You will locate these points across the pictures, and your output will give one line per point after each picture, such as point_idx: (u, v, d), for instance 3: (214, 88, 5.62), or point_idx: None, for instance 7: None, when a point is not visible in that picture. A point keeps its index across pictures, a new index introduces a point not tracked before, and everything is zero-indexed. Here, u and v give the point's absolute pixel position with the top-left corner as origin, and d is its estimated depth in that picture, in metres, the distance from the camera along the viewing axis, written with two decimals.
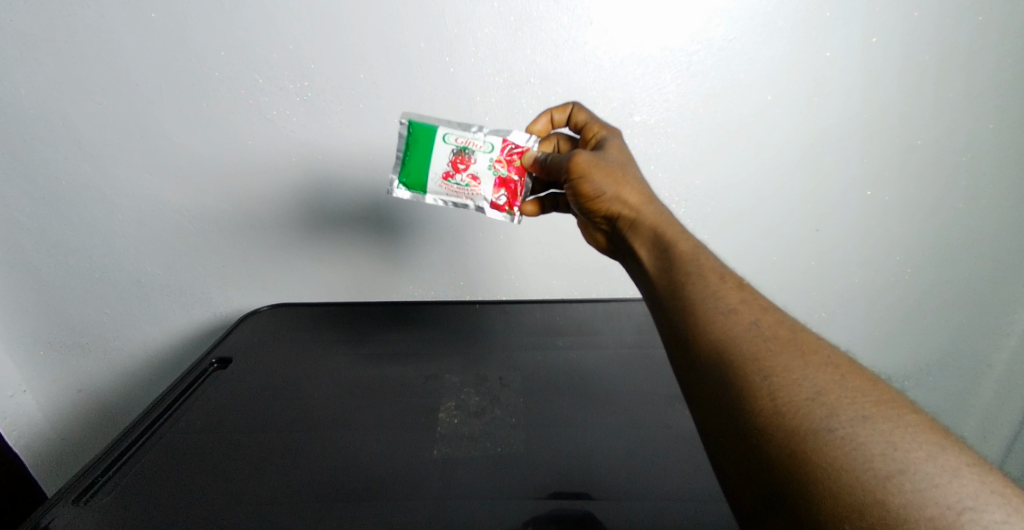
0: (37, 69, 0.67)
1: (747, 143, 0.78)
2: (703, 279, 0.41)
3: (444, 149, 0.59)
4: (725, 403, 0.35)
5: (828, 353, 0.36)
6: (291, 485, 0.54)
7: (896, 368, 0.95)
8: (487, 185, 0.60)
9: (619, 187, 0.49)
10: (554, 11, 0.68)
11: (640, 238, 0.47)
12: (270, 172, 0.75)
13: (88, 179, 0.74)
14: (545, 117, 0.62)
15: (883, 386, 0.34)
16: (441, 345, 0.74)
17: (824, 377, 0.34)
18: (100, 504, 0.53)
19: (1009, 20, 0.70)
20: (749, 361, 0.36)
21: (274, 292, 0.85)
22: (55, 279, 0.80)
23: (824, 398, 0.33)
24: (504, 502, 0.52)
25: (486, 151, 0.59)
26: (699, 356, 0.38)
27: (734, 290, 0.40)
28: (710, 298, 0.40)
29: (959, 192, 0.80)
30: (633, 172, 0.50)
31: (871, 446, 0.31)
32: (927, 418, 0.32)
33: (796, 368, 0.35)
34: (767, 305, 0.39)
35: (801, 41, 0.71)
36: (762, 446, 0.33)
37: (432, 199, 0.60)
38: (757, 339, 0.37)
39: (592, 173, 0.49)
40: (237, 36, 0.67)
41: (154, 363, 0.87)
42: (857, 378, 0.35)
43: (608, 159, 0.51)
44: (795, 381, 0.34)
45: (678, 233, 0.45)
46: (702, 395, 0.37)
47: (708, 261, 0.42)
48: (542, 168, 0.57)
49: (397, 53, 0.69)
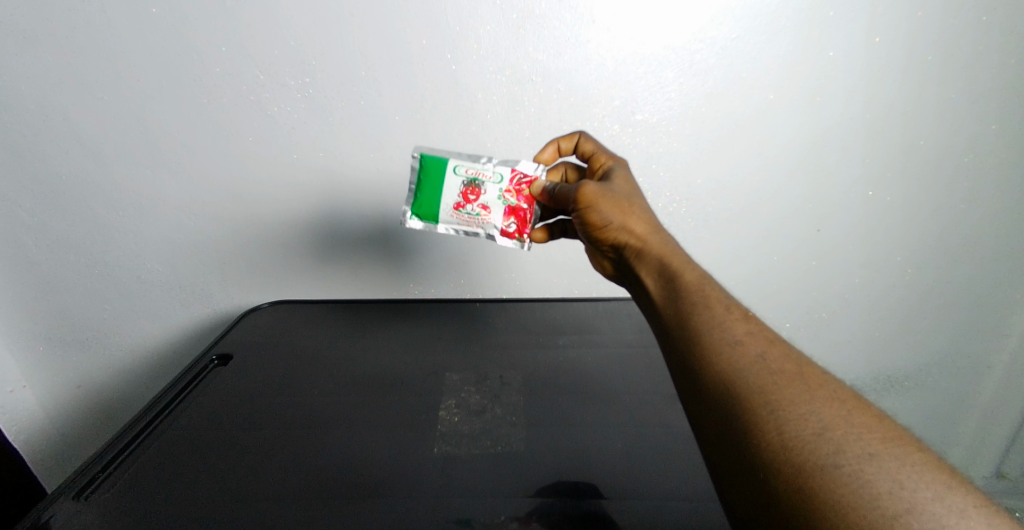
0: (38, 63, 0.66)
1: (751, 143, 0.77)
2: (709, 309, 0.41)
3: (455, 180, 0.59)
4: (733, 436, 0.35)
5: (834, 387, 0.36)
6: (290, 483, 0.54)
7: (895, 369, 0.95)
8: (498, 214, 0.59)
9: (626, 217, 0.48)
10: (556, 8, 0.67)
11: (646, 267, 0.47)
12: (269, 167, 0.74)
13: (88, 175, 0.73)
14: (552, 146, 0.61)
15: (891, 423, 0.34)
16: (442, 342, 0.74)
17: (830, 412, 0.35)
18: (101, 498, 0.53)
19: (1012, 21, 0.69)
20: (755, 395, 0.36)
21: (272, 288, 0.83)
22: (55, 275, 0.79)
23: (830, 433, 0.34)
24: (505, 498, 0.53)
25: (496, 182, 0.59)
26: (705, 387, 0.38)
27: (739, 321, 0.40)
28: (716, 329, 0.39)
29: (961, 193, 0.80)
30: (640, 202, 0.50)
31: (877, 484, 0.31)
32: (935, 456, 0.33)
33: (802, 402, 0.35)
34: (773, 336, 0.39)
35: (806, 42, 0.70)
36: (769, 480, 0.33)
37: (444, 229, 0.61)
38: (762, 371, 0.37)
39: (600, 203, 0.49)
40: (237, 31, 0.66)
41: (154, 358, 0.87)
42: (864, 413, 0.35)
43: (615, 189, 0.50)
44: (802, 415, 0.34)
45: (685, 264, 0.45)
46: (709, 426, 0.37)
47: (715, 292, 0.42)
48: (550, 197, 0.56)
49: (399, 49, 0.68)
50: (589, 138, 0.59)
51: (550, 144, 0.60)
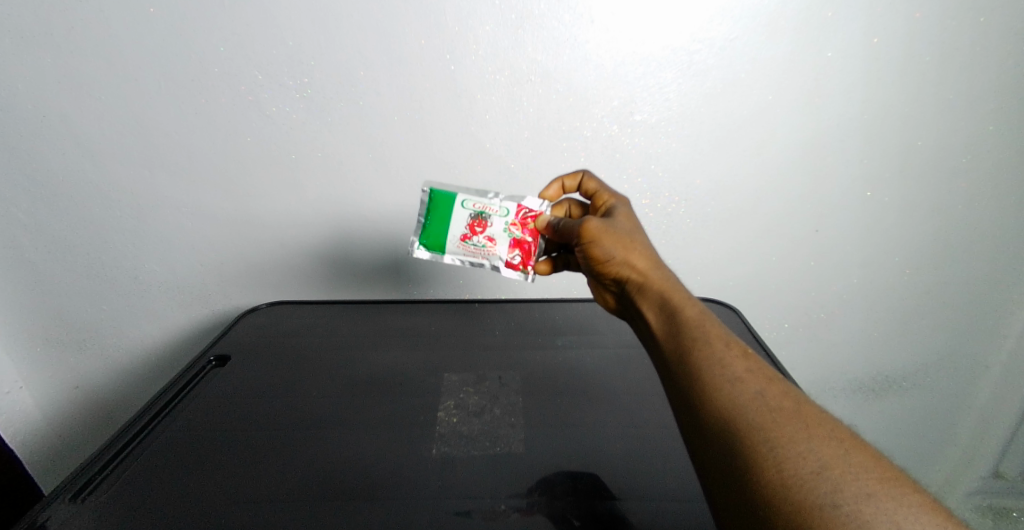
0: (34, 63, 0.65)
1: (751, 144, 0.76)
2: (709, 345, 0.42)
3: (462, 214, 0.60)
4: (734, 472, 0.37)
5: (832, 426, 0.38)
6: (287, 485, 0.54)
7: (893, 369, 0.95)
8: (503, 245, 0.60)
9: (627, 252, 0.49)
10: (555, 8, 0.66)
11: (647, 301, 0.47)
12: (265, 167, 0.73)
13: (85, 175, 0.72)
14: (557, 184, 0.63)
15: (887, 464, 0.36)
16: (441, 342, 0.74)
17: (828, 450, 0.36)
18: (97, 501, 0.53)
19: (1014, 21, 0.68)
20: (756, 432, 0.37)
21: (270, 287, 0.83)
22: (53, 275, 0.79)
23: (829, 472, 0.35)
24: (502, 499, 0.53)
25: (502, 216, 0.59)
26: (705, 423, 0.39)
27: (739, 359, 0.42)
28: (717, 366, 0.41)
29: (959, 193, 0.80)
30: (642, 238, 0.50)
31: (875, 524, 0.33)
32: (930, 498, 0.34)
33: (800, 440, 0.37)
34: (772, 375, 0.41)
35: (808, 42, 0.69)
36: (770, 517, 0.35)
37: (450, 259, 0.61)
38: (762, 409, 0.39)
39: (602, 239, 0.49)
40: (234, 30, 0.65)
41: (152, 358, 0.86)
42: (861, 453, 0.37)
43: (617, 226, 0.51)
44: (801, 453, 0.36)
45: (686, 299, 0.46)
46: (712, 461, 0.39)
47: (715, 328, 0.43)
48: (555, 231, 0.57)
49: (397, 49, 0.67)
50: (592, 177, 0.59)
51: (554, 183, 0.61)
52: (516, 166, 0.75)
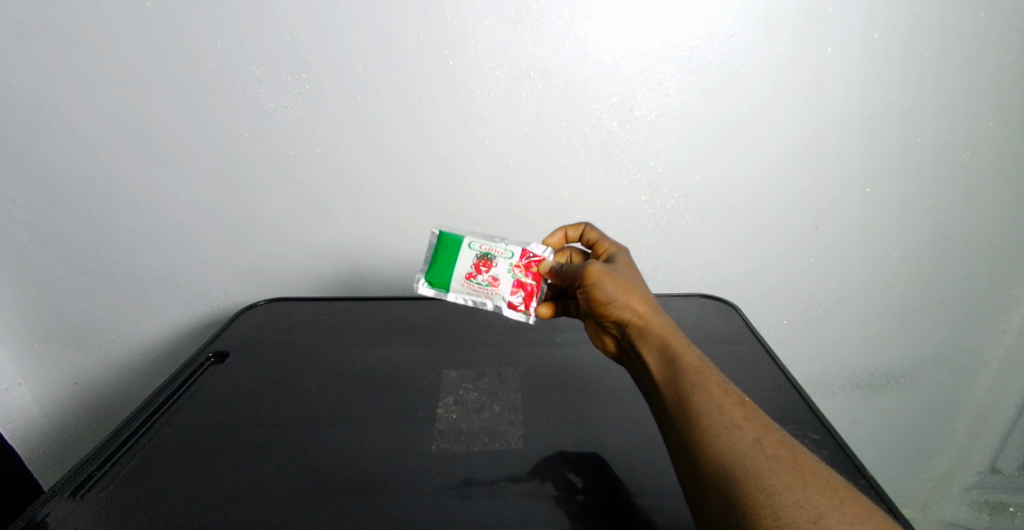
0: (32, 58, 0.65)
1: (750, 140, 0.76)
2: (708, 392, 0.45)
3: (468, 253, 0.61)
4: (733, 517, 0.40)
5: (825, 476, 0.41)
6: (287, 481, 0.54)
7: (893, 366, 0.95)
8: (507, 285, 0.60)
9: (628, 295, 0.52)
10: (554, 3, 0.66)
11: (647, 345, 0.50)
12: (265, 163, 0.73)
13: (82, 171, 0.72)
14: (560, 232, 0.64)
15: (877, 515, 0.39)
16: (441, 339, 0.74)
17: (822, 500, 0.40)
18: (97, 496, 0.53)
19: (1012, 16, 0.69)
20: (754, 480, 0.40)
21: (269, 285, 0.83)
22: (51, 272, 0.78)
23: (823, 521, 0.39)
24: (501, 488, 0.54)
25: (507, 257, 0.60)
26: (704, 468, 0.42)
27: (736, 406, 0.44)
28: (715, 412, 0.44)
29: (958, 189, 0.80)
30: (641, 282, 0.53)
31: None
32: None
33: (796, 488, 0.40)
34: (767, 423, 0.44)
35: (805, 38, 0.70)
36: None
37: (452, 297, 0.61)
38: (759, 457, 0.42)
39: (604, 281, 0.52)
40: (233, 24, 0.65)
41: (151, 355, 0.86)
42: (852, 504, 0.40)
43: (618, 270, 0.54)
44: (797, 502, 0.39)
45: (685, 345, 0.49)
46: (711, 504, 0.41)
47: (713, 375, 0.46)
48: (558, 276, 0.59)
49: (396, 45, 0.67)
50: (593, 229, 0.62)
51: (558, 231, 0.63)
52: (516, 162, 0.75)
